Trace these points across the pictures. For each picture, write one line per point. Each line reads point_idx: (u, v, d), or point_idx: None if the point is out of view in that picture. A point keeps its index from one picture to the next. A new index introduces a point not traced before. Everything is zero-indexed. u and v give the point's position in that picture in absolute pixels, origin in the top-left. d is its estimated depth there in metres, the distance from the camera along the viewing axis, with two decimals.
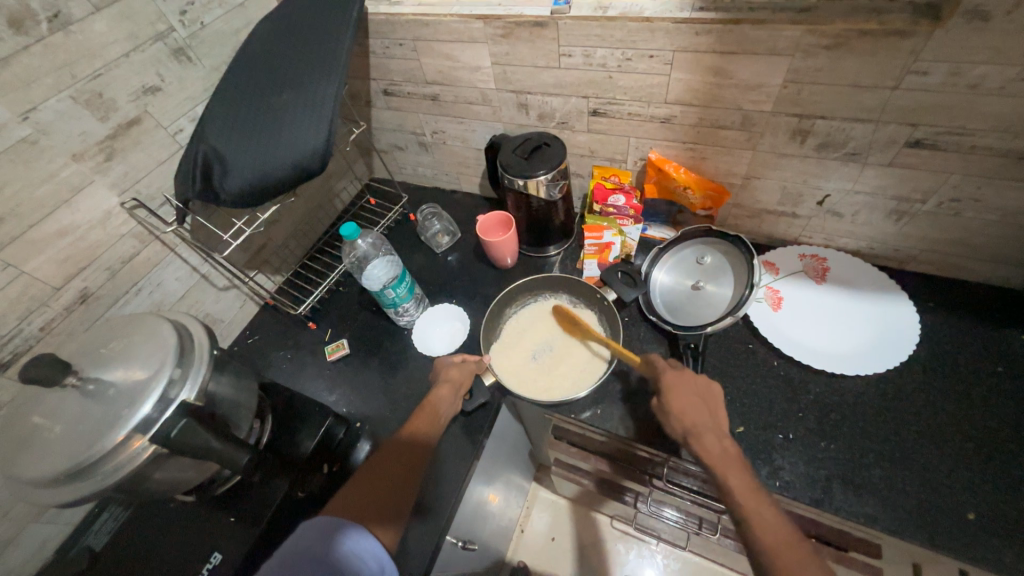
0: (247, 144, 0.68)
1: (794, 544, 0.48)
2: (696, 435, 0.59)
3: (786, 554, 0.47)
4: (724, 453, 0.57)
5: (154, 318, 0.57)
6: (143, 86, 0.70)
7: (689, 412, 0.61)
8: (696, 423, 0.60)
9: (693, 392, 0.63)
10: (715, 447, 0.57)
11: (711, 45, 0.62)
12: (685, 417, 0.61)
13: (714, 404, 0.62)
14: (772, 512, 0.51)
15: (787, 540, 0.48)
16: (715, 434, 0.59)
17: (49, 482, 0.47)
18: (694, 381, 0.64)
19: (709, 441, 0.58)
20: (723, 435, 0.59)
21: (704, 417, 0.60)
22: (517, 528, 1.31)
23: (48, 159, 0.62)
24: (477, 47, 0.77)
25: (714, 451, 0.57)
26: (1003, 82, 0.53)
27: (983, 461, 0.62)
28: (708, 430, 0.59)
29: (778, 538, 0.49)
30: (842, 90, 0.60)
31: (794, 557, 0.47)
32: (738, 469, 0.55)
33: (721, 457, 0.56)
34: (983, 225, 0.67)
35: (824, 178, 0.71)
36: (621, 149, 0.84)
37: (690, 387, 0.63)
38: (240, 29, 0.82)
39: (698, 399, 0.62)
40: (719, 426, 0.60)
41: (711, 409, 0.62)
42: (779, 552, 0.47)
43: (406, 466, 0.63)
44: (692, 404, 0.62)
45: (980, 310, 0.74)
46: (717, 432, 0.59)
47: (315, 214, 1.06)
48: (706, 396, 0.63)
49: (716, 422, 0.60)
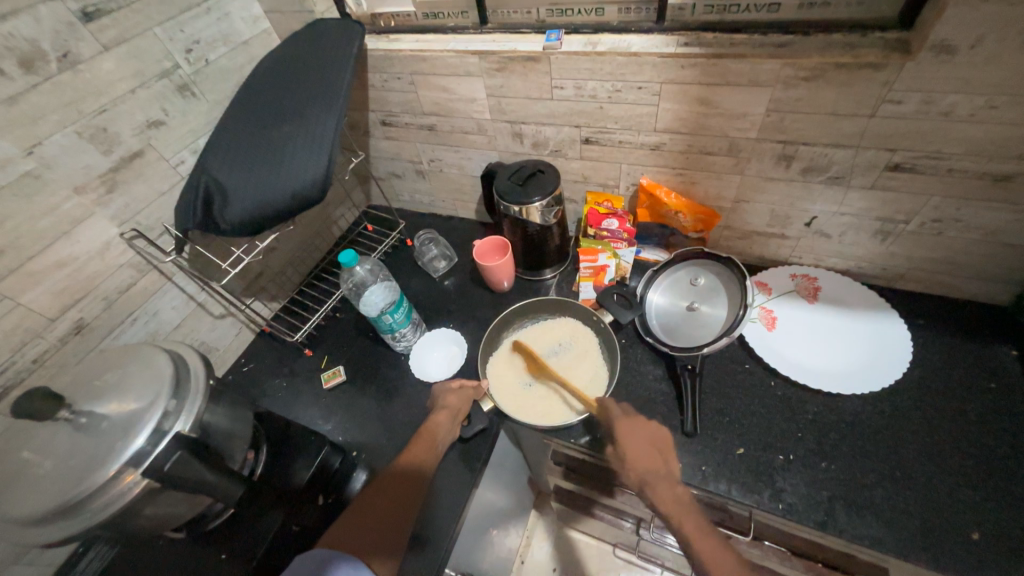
0: (247, 176, 0.69)
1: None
2: (649, 483, 0.60)
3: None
4: (677, 501, 0.59)
5: (151, 349, 0.57)
6: (147, 120, 0.72)
7: (642, 460, 0.62)
8: (651, 471, 0.61)
9: (645, 438, 0.64)
10: (668, 495, 0.59)
11: (696, 77, 0.65)
12: (639, 465, 0.62)
13: (665, 449, 0.64)
14: (728, 556, 0.53)
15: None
16: (668, 482, 0.60)
17: (37, 521, 0.46)
18: (645, 427, 0.66)
19: (663, 489, 0.59)
20: (676, 482, 0.61)
21: (656, 465, 0.62)
22: (517, 559, 1.27)
23: (51, 193, 0.63)
24: (472, 81, 0.80)
25: (668, 501, 0.58)
26: (973, 110, 0.55)
27: (983, 479, 0.62)
28: (662, 479, 0.60)
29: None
30: (823, 118, 0.63)
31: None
32: (691, 516, 0.57)
33: (673, 504, 0.58)
34: (965, 244, 0.69)
35: (810, 201, 0.73)
36: (613, 175, 0.86)
37: (640, 433, 0.65)
38: (243, 65, 0.85)
39: (648, 444, 0.64)
40: (669, 472, 0.62)
41: (665, 457, 0.63)
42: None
43: (404, 497, 0.62)
44: (645, 451, 0.63)
45: (969, 327, 0.76)
46: (669, 479, 0.61)
47: (313, 241, 1.07)
48: (658, 442, 0.65)
49: (667, 468, 0.62)
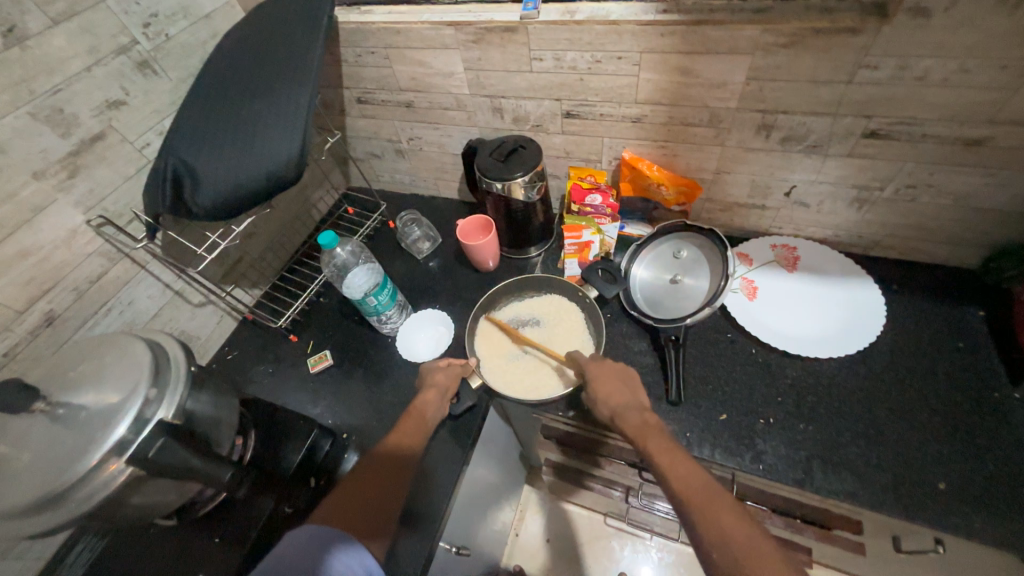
0: (218, 157, 0.67)
1: (708, 487, 0.48)
2: (619, 412, 0.61)
3: (704, 499, 0.47)
4: (644, 424, 0.58)
5: (127, 338, 0.55)
6: (106, 100, 0.69)
7: (610, 393, 0.64)
8: (618, 402, 0.63)
9: (613, 376, 0.66)
10: (634, 420, 0.59)
11: (676, 46, 0.64)
12: (608, 398, 0.64)
13: (633, 384, 0.66)
14: (691, 466, 0.51)
15: (703, 487, 0.48)
16: (634, 409, 0.61)
17: (19, 514, 0.45)
18: (613, 366, 0.68)
19: (630, 415, 0.60)
20: (643, 410, 0.61)
21: (625, 397, 0.63)
22: (511, 532, 1.31)
23: (7, 178, 0.60)
24: (448, 54, 0.78)
25: (635, 424, 0.58)
26: (946, 74, 0.56)
27: (950, 433, 0.65)
28: (630, 407, 0.61)
29: (700, 492, 0.47)
30: (801, 85, 0.63)
31: (713, 507, 0.46)
32: (656, 434, 0.56)
33: (640, 427, 0.58)
34: (937, 209, 0.71)
35: (789, 170, 0.74)
36: (596, 149, 0.85)
37: (608, 372, 0.67)
38: (206, 41, 0.81)
39: (617, 380, 0.66)
40: (639, 403, 0.62)
41: (632, 390, 0.65)
42: (701, 502, 0.46)
43: (396, 475, 0.62)
44: (613, 387, 0.65)
45: (940, 290, 0.78)
46: (636, 407, 0.61)
47: (292, 225, 1.04)
48: (626, 379, 0.66)
49: (635, 399, 0.63)
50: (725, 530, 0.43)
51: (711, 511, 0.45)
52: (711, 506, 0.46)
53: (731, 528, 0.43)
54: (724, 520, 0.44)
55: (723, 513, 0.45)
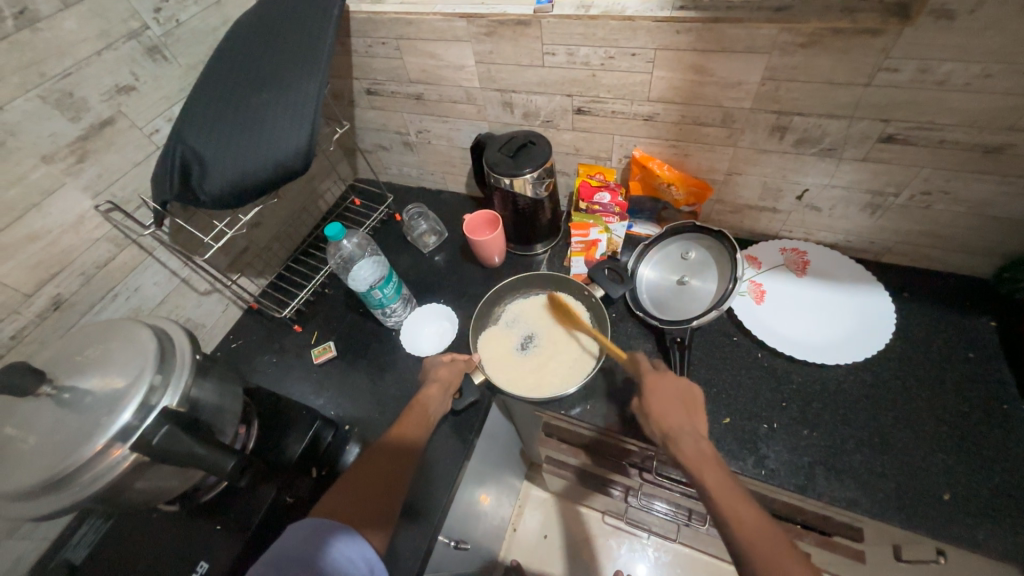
0: (226, 145, 0.67)
1: (768, 534, 0.49)
2: (673, 437, 0.60)
3: (765, 549, 0.47)
4: (701, 454, 0.57)
5: (133, 324, 0.55)
6: (116, 85, 0.69)
7: (667, 414, 0.62)
8: (676, 426, 0.61)
9: (670, 395, 0.64)
10: (691, 448, 0.58)
11: (691, 43, 0.63)
12: (664, 419, 0.62)
13: (693, 406, 0.63)
14: (750, 509, 0.51)
15: (764, 534, 0.49)
16: (693, 436, 0.59)
17: (24, 496, 0.45)
18: (674, 383, 0.65)
19: (687, 442, 0.59)
20: (702, 437, 0.59)
21: (682, 420, 0.61)
22: (509, 527, 1.31)
23: (16, 161, 0.60)
24: (460, 46, 0.77)
25: (692, 453, 0.57)
26: (968, 78, 0.55)
27: (957, 444, 0.64)
28: (686, 433, 0.60)
29: (759, 538, 0.48)
30: (818, 87, 0.62)
31: (775, 557, 0.47)
32: (716, 468, 0.55)
33: (696, 457, 0.57)
34: (952, 216, 0.70)
35: (802, 173, 0.73)
36: (606, 147, 0.84)
37: (667, 390, 0.64)
38: (217, 28, 0.81)
39: (676, 400, 0.63)
40: (697, 428, 0.61)
41: (689, 413, 0.62)
42: (760, 549, 0.47)
43: (397, 468, 0.63)
44: (670, 408, 0.63)
45: (952, 299, 0.77)
46: (695, 434, 0.60)
47: (298, 215, 1.04)
48: (685, 399, 0.64)
49: (694, 423, 0.61)
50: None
51: (771, 561, 0.47)
52: (772, 556, 0.47)
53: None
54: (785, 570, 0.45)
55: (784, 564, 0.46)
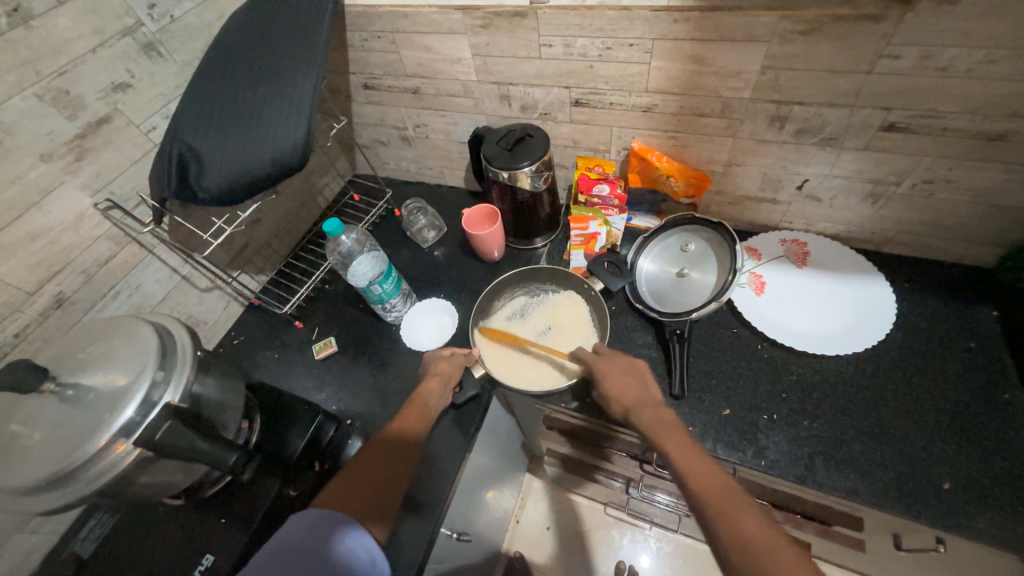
0: (223, 143, 0.67)
1: (725, 486, 0.48)
2: (633, 411, 0.61)
3: (722, 500, 0.47)
4: (658, 421, 0.58)
5: (134, 321, 0.56)
6: (112, 82, 0.69)
7: (623, 390, 0.64)
8: (632, 399, 0.62)
9: (620, 371, 0.66)
10: (649, 417, 0.59)
11: (690, 33, 0.63)
12: (622, 396, 0.63)
13: (646, 380, 0.65)
14: (707, 465, 0.51)
15: (722, 487, 0.48)
16: (650, 408, 0.61)
17: (30, 491, 0.46)
18: (620, 360, 0.68)
19: (645, 414, 0.60)
20: (658, 407, 0.61)
21: (638, 394, 0.63)
22: (512, 519, 1.33)
23: (15, 160, 0.60)
24: (456, 39, 0.76)
25: (650, 422, 0.59)
26: (971, 65, 0.54)
27: (956, 433, 0.64)
28: (644, 405, 0.61)
29: (717, 492, 0.48)
30: (819, 75, 0.61)
31: (732, 507, 0.46)
32: (671, 432, 0.56)
33: (655, 424, 0.58)
34: (954, 206, 0.69)
35: (802, 163, 0.72)
36: (604, 139, 0.84)
37: (617, 365, 0.67)
38: (212, 23, 0.80)
39: (627, 376, 0.65)
40: (653, 399, 0.62)
41: (643, 385, 0.64)
42: (718, 504, 0.47)
43: (399, 461, 0.63)
44: (625, 383, 0.64)
45: (953, 289, 0.77)
46: (651, 405, 0.61)
47: (298, 212, 1.04)
48: (636, 372, 0.66)
49: (648, 395, 0.63)
50: (744, 529, 0.44)
51: (730, 512, 0.46)
52: (729, 508, 0.46)
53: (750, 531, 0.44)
54: (742, 521, 0.45)
55: (741, 515, 0.45)
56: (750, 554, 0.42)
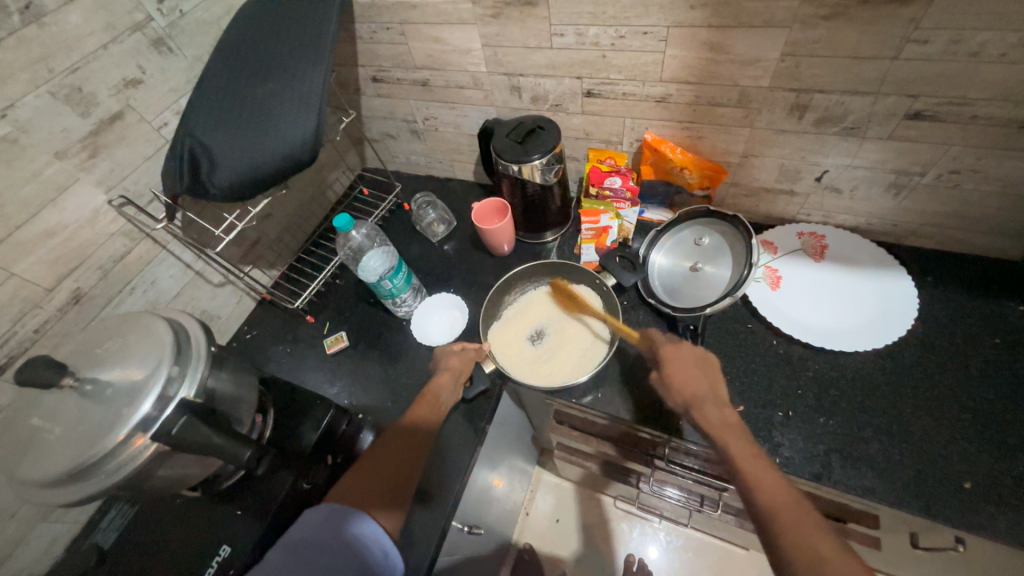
0: (234, 138, 0.67)
1: (793, 501, 0.48)
2: (696, 405, 0.60)
3: (788, 513, 0.46)
4: (724, 423, 0.57)
5: (150, 317, 0.56)
6: (124, 78, 0.69)
7: (687, 383, 0.62)
8: (696, 395, 0.61)
9: (691, 362, 0.64)
10: (714, 416, 0.58)
11: (706, 19, 0.61)
12: (685, 388, 0.62)
13: (714, 376, 0.63)
14: (774, 477, 0.50)
15: (789, 501, 0.47)
16: (716, 404, 0.59)
17: (52, 484, 0.47)
18: (693, 354, 0.66)
19: (710, 411, 0.59)
20: (723, 406, 0.59)
21: (704, 389, 0.61)
22: (522, 511, 1.33)
23: (31, 158, 0.61)
24: (466, 29, 0.75)
25: (714, 420, 0.57)
26: (1005, 49, 0.51)
27: (980, 431, 0.62)
28: (707, 401, 0.60)
29: (781, 504, 0.47)
30: (841, 62, 0.59)
31: (801, 523, 0.45)
32: (739, 435, 0.55)
33: (722, 424, 0.57)
34: (982, 196, 0.67)
35: (822, 153, 0.70)
36: (617, 130, 0.82)
37: (686, 357, 0.65)
38: (221, 17, 0.80)
39: (697, 369, 0.64)
40: (719, 397, 0.61)
41: (710, 382, 0.62)
42: (785, 516, 0.46)
43: (410, 452, 0.63)
44: (691, 376, 0.63)
45: (978, 283, 0.74)
46: (717, 402, 0.60)
47: (308, 206, 1.04)
48: (704, 367, 0.64)
49: (716, 393, 0.61)
50: (809, 543, 0.44)
51: (796, 526, 0.45)
52: (796, 522, 0.46)
53: (818, 544, 0.43)
54: (809, 537, 0.44)
55: (809, 532, 0.45)
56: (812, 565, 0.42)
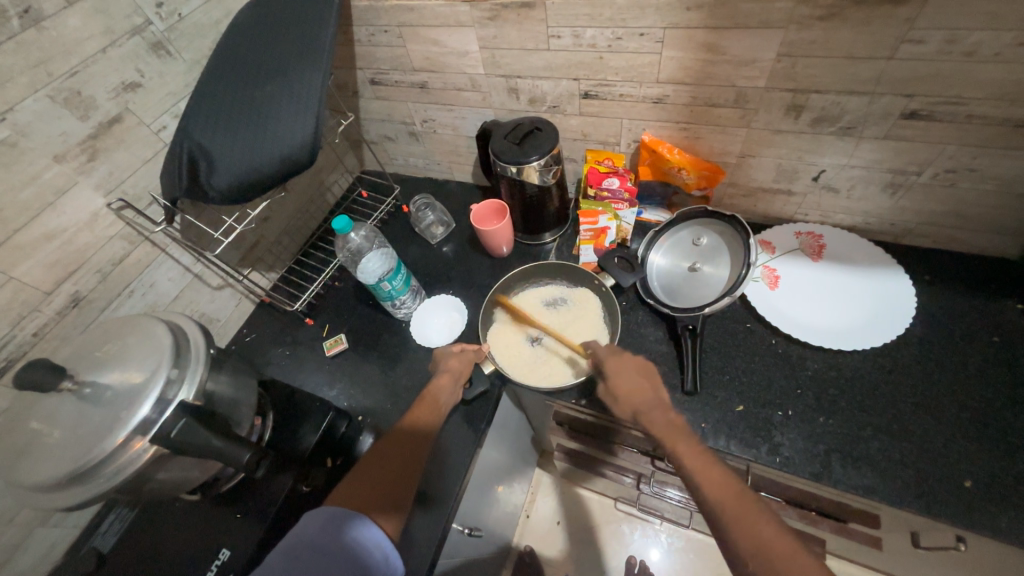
0: (233, 141, 0.67)
1: (741, 496, 0.48)
2: (641, 412, 0.61)
3: (735, 506, 0.47)
4: (669, 424, 0.58)
5: (148, 320, 0.56)
6: (123, 82, 0.69)
7: (632, 390, 0.63)
8: (641, 401, 0.61)
9: (634, 369, 0.65)
10: (659, 420, 0.59)
11: (702, 20, 0.61)
12: (630, 396, 0.62)
13: (654, 378, 0.64)
14: (720, 472, 0.51)
15: (738, 496, 0.48)
16: (658, 409, 0.60)
17: (51, 488, 0.47)
18: (632, 361, 0.67)
19: (655, 416, 0.59)
20: (666, 409, 0.60)
21: (647, 394, 0.62)
22: (522, 513, 1.33)
23: (29, 162, 0.61)
24: (463, 32, 0.75)
25: (659, 425, 0.58)
26: (998, 48, 0.52)
27: (979, 430, 0.62)
28: (650, 406, 0.61)
29: (728, 498, 0.48)
30: (837, 62, 0.59)
31: (747, 512, 0.47)
32: (682, 437, 0.56)
33: (667, 427, 0.57)
34: (979, 195, 0.67)
35: (819, 153, 0.70)
36: (614, 131, 0.82)
37: (628, 365, 0.66)
38: (219, 21, 0.80)
39: (638, 373, 0.65)
40: (662, 400, 0.62)
41: (652, 385, 0.63)
42: (737, 515, 0.47)
43: (410, 455, 0.63)
44: (634, 382, 0.64)
45: (976, 281, 0.74)
46: (659, 406, 0.60)
47: (307, 209, 1.05)
48: (646, 371, 0.65)
49: (658, 395, 0.62)
50: (762, 539, 0.45)
51: (744, 518, 0.46)
52: (746, 518, 0.46)
53: (769, 538, 0.44)
54: (762, 532, 0.45)
55: (755, 521, 0.46)
56: (767, 558, 0.43)
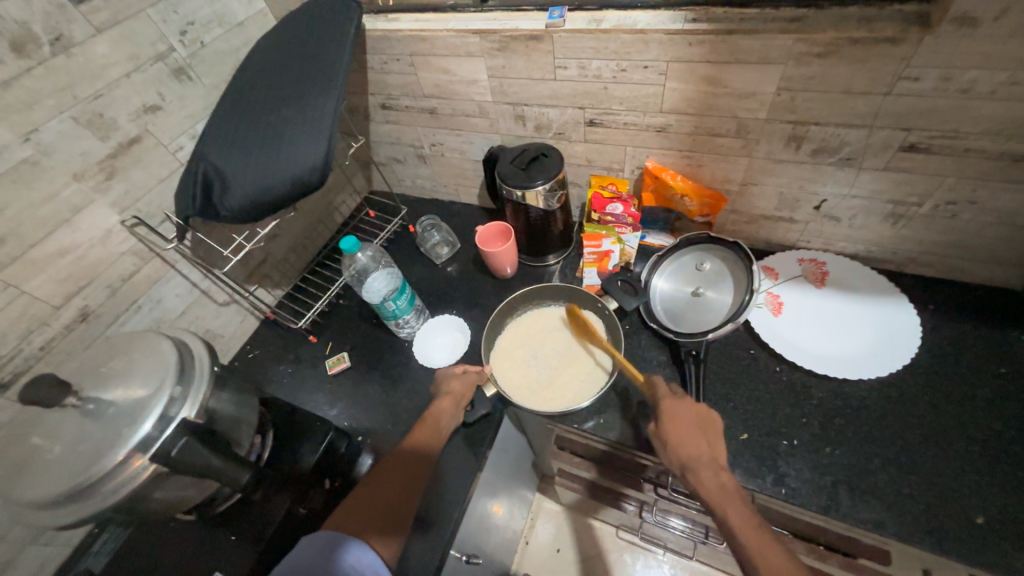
0: (246, 162, 0.69)
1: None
2: (693, 468, 0.58)
3: None
4: (722, 488, 0.56)
5: (155, 336, 0.57)
6: (143, 104, 0.71)
7: (687, 442, 0.60)
8: (696, 455, 0.59)
9: (691, 420, 0.62)
10: (713, 482, 0.56)
11: (705, 55, 0.63)
12: (682, 449, 0.60)
13: (713, 435, 0.61)
14: (778, 554, 0.49)
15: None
16: (714, 468, 0.58)
17: (48, 506, 0.46)
18: (693, 409, 0.63)
19: (708, 475, 0.57)
20: (722, 469, 0.58)
21: (703, 448, 0.59)
22: (522, 540, 1.30)
23: (49, 180, 0.63)
24: (473, 61, 0.78)
25: (713, 487, 0.56)
26: (994, 86, 0.53)
27: (990, 464, 0.61)
28: (706, 463, 0.58)
29: None
30: (836, 97, 0.61)
31: None
32: (739, 506, 0.54)
33: (719, 492, 0.56)
34: (981, 227, 0.67)
35: (820, 183, 0.72)
36: (618, 158, 0.84)
37: (686, 414, 0.62)
38: (239, 48, 0.84)
39: (693, 425, 0.61)
40: (716, 457, 0.59)
41: (709, 442, 0.60)
42: None
43: (409, 479, 0.62)
44: (691, 434, 0.60)
45: (981, 312, 0.74)
46: (715, 466, 0.58)
47: (314, 228, 1.06)
48: (704, 425, 0.62)
49: (714, 453, 0.59)
50: None
51: None
52: None
53: None
54: None
55: None
56: None
